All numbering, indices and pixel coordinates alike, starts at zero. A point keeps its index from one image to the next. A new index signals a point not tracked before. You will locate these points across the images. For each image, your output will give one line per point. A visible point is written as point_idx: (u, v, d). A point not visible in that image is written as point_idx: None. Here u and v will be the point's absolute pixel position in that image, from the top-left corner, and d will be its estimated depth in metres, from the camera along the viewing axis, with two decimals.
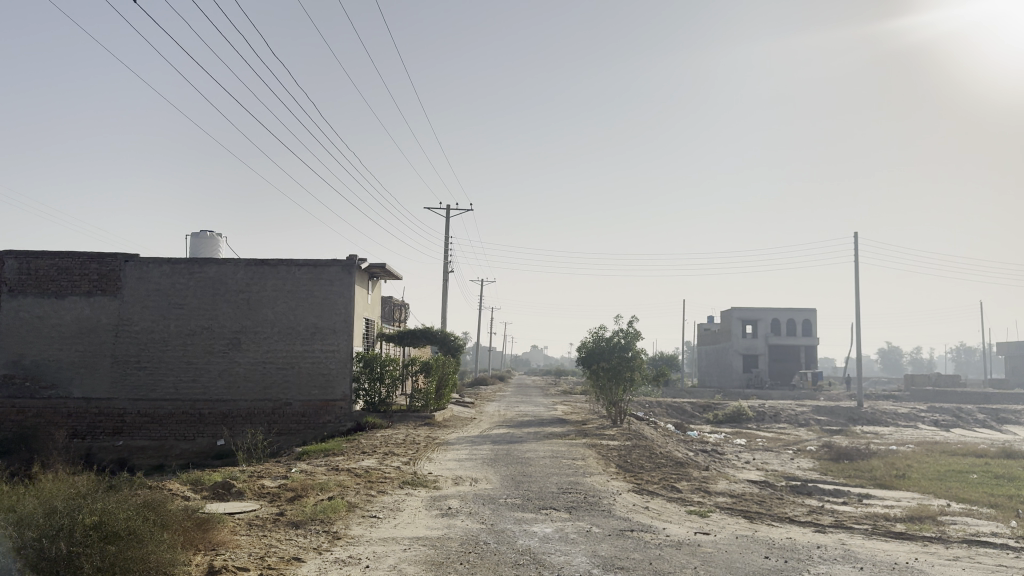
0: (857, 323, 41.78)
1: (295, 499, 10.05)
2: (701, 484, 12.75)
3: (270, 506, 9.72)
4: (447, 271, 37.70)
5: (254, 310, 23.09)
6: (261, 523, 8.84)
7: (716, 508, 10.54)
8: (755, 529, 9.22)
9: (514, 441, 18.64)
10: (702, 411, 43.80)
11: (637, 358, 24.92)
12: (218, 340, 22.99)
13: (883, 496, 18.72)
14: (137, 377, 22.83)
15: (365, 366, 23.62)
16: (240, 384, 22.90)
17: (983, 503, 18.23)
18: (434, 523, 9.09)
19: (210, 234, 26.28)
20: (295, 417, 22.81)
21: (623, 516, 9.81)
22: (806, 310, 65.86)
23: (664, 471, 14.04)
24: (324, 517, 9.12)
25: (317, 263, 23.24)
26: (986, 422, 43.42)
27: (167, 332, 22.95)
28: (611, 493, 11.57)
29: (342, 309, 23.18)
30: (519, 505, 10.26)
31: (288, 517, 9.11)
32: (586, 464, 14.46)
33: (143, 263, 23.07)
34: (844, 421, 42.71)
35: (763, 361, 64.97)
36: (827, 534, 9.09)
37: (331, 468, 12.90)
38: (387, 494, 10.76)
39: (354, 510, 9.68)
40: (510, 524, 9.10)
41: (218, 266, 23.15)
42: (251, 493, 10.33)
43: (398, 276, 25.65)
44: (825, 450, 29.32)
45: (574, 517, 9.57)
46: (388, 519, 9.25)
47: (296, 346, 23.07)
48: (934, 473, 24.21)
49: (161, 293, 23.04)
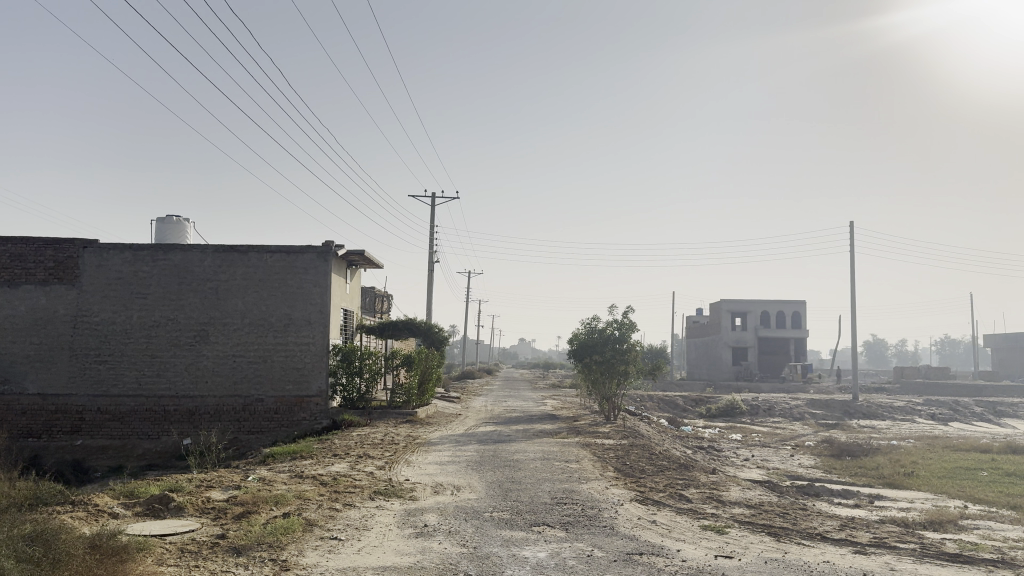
0: (853, 313, 40.50)
1: (243, 517, 8.57)
2: (712, 491, 11.36)
3: (212, 526, 8.26)
4: (432, 260, 36.12)
5: (222, 301, 21.52)
6: (196, 549, 7.37)
7: (734, 522, 9.11)
8: (785, 551, 7.81)
9: (502, 441, 17.17)
10: (694, 405, 42.55)
11: (631, 350, 23.54)
12: (184, 332, 21.42)
13: (896, 498, 17.44)
14: (97, 372, 21.24)
15: (342, 360, 21.98)
16: (207, 379, 21.35)
17: (1003, 504, 16.99)
18: (404, 547, 7.63)
19: (176, 219, 24.67)
20: (266, 414, 21.30)
21: (628, 535, 8.39)
22: (796, 302, 64.73)
23: (668, 476, 12.61)
24: (273, 541, 7.63)
25: (290, 250, 21.67)
26: (984, 415, 42.38)
27: (129, 324, 21.37)
28: (611, 503, 10.14)
29: (318, 299, 21.65)
30: (507, 522, 8.81)
31: (230, 541, 7.64)
32: (581, 468, 13.01)
33: (102, 249, 21.40)
34: (839, 415, 41.59)
35: (752, 353, 63.85)
36: (870, 556, 7.69)
37: (294, 475, 11.45)
38: (353, 509, 9.28)
39: (311, 530, 8.22)
40: (496, 548, 7.66)
41: (184, 253, 21.56)
42: (193, 509, 8.84)
43: (377, 264, 24.14)
44: (824, 445, 28.13)
45: (570, 537, 8.15)
46: (351, 542, 7.78)
47: (267, 339, 21.52)
48: (942, 470, 22.95)
49: (122, 282, 21.41)
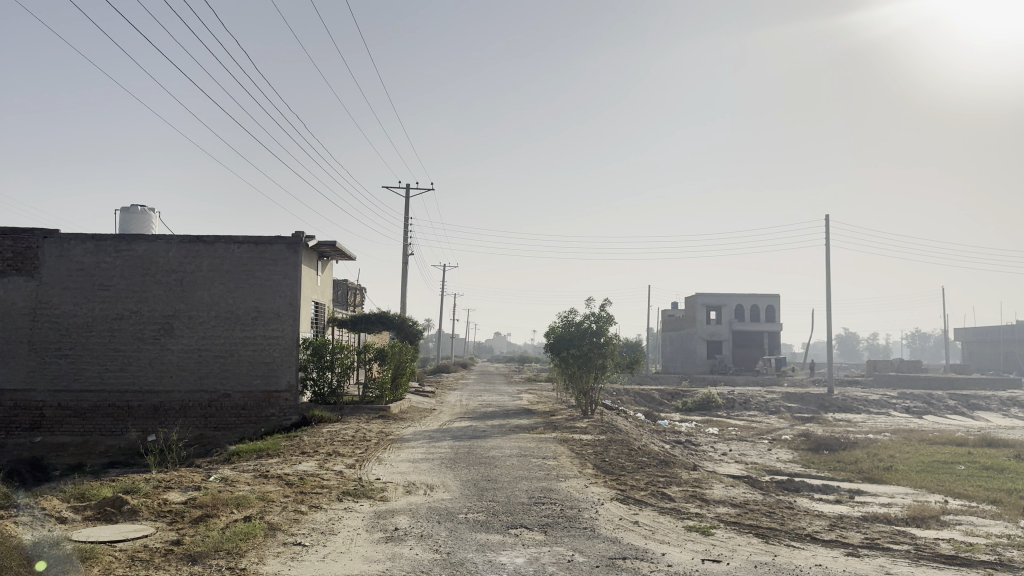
0: (828, 306, 40.53)
1: (201, 520, 8.03)
2: (694, 489, 10.98)
3: (167, 530, 7.71)
4: (406, 253, 35.50)
5: (188, 293, 20.83)
6: (147, 557, 6.81)
7: (719, 523, 8.71)
8: (775, 554, 7.44)
9: (477, 437, 16.69)
10: (670, 399, 42.38)
11: (609, 344, 23.17)
12: (148, 325, 20.69)
13: (876, 493, 17.24)
14: (57, 366, 20.46)
15: (312, 354, 21.27)
16: (173, 374, 20.64)
17: (984, 499, 16.85)
18: (373, 553, 7.14)
19: (140, 209, 23.87)
20: (234, 410, 20.65)
21: (610, 537, 7.96)
22: (770, 296, 64.90)
23: (649, 473, 12.23)
24: (232, 548, 7.09)
25: (259, 240, 20.99)
26: (957, 409, 42.67)
27: (91, 317, 20.59)
28: (591, 503, 9.72)
29: (287, 291, 21.01)
30: (482, 524, 8.36)
31: (185, 547, 7.08)
32: (559, 466, 12.59)
33: (62, 239, 20.61)
34: (814, 408, 41.62)
35: (727, 347, 63.97)
36: (863, 559, 7.32)
37: (259, 475, 10.90)
38: (320, 512, 8.77)
39: (274, 535, 7.71)
40: (471, 554, 7.19)
41: (148, 243, 20.81)
42: (147, 513, 8.25)
43: (350, 255, 23.55)
44: (801, 439, 27.99)
45: (549, 541, 7.71)
46: (316, 548, 7.28)
47: (235, 332, 20.85)
48: (920, 464, 22.86)
49: (84, 273, 20.62)
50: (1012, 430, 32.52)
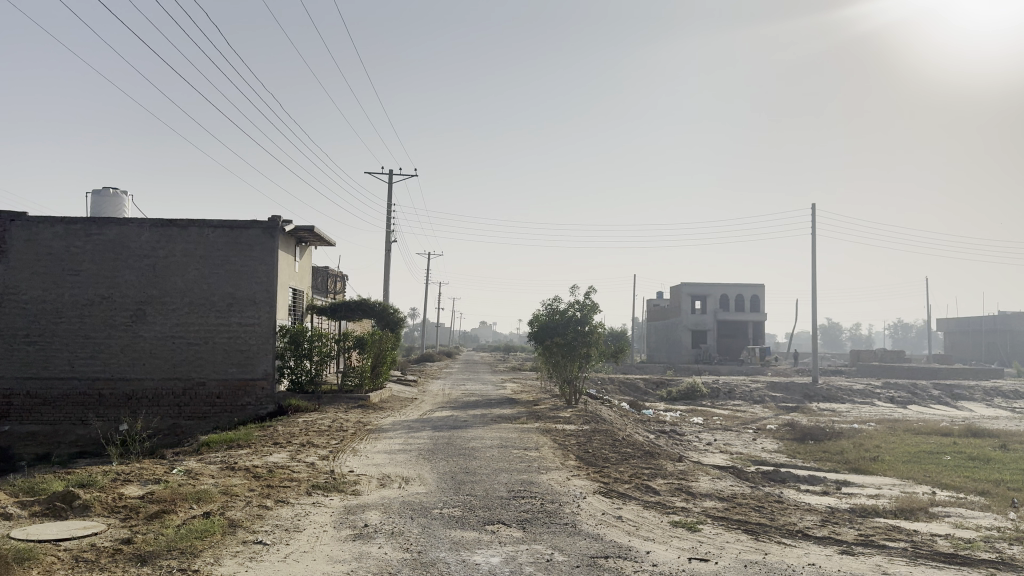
0: (813, 296, 40.26)
1: (157, 517, 7.53)
2: (680, 481, 10.56)
3: (119, 528, 7.21)
4: (388, 240, 34.89)
5: (161, 278, 20.21)
6: (92, 558, 6.30)
7: (707, 518, 8.30)
8: (766, 552, 7.03)
9: (457, 427, 16.22)
10: (655, 388, 42.14)
11: (593, 332, 22.74)
12: (120, 312, 20.06)
13: (864, 485, 16.95)
14: (26, 353, 19.82)
15: (289, 343, 20.74)
16: (145, 361, 20.04)
17: (972, 490, 16.58)
18: (339, 553, 6.67)
19: (112, 191, 23.18)
20: (208, 399, 20.11)
21: (592, 535, 7.53)
22: (755, 286, 64.78)
23: (633, 465, 11.82)
24: (186, 547, 6.60)
25: (234, 225, 20.38)
26: (941, 399, 42.69)
27: (60, 303, 19.93)
28: (573, 497, 9.29)
29: (263, 277, 20.43)
30: (457, 520, 7.91)
31: (135, 547, 6.57)
32: (541, 457, 12.15)
33: (31, 222, 19.92)
34: (799, 397, 41.48)
35: (712, 336, 63.83)
36: (859, 558, 6.93)
37: (225, 468, 10.40)
38: (286, 507, 8.29)
39: (234, 533, 7.21)
40: (443, 553, 6.73)
41: (119, 227, 20.14)
42: (100, 509, 7.73)
43: (328, 240, 22.96)
44: (787, 429, 27.76)
45: (528, 538, 7.27)
46: (277, 548, 6.80)
47: (210, 319, 20.26)
48: (906, 454, 22.64)
49: (53, 258, 19.94)
50: (995, 420, 32.49)
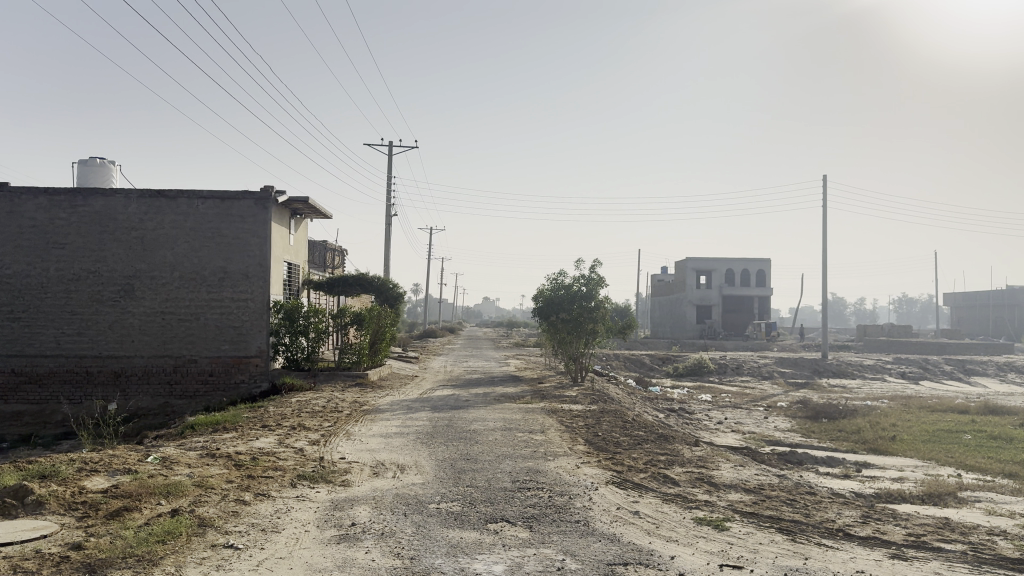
0: (822, 271, 39.23)
1: (118, 515, 6.68)
2: (699, 470, 9.71)
3: (74, 528, 6.38)
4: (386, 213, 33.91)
5: (150, 252, 19.31)
6: (34, 568, 5.45)
7: (734, 514, 7.43)
8: (806, 556, 6.18)
9: (458, 407, 15.36)
10: (660, 363, 41.43)
11: (600, 308, 21.83)
12: (108, 287, 19.18)
13: (885, 467, 16.15)
14: (10, 331, 19.03)
15: (285, 318, 19.67)
16: (135, 338, 19.21)
17: (999, 471, 15.78)
18: (320, 559, 5.85)
19: (99, 161, 22.22)
20: (201, 377, 19.35)
21: (608, 535, 6.66)
22: (761, 261, 63.64)
23: (647, 450, 10.98)
24: (144, 555, 5.74)
25: (225, 196, 19.41)
26: (953, 374, 41.93)
27: (45, 278, 19.06)
28: (586, 488, 8.43)
29: (256, 250, 19.52)
30: (456, 517, 7.06)
31: (86, 554, 5.73)
32: (547, 442, 11.31)
33: (13, 194, 18.99)
34: (808, 373, 40.73)
35: (717, 311, 63.07)
36: (913, 564, 6.08)
37: (205, 455, 9.57)
38: (266, 502, 7.44)
39: (203, 535, 6.35)
40: (439, 560, 5.88)
41: (105, 198, 19.20)
42: (57, 505, 6.90)
43: (324, 212, 22.03)
44: (798, 406, 26.99)
45: (536, 540, 6.41)
46: (250, 553, 5.95)
47: (201, 294, 19.39)
48: (924, 433, 21.83)
49: (37, 230, 19.05)
50: (1011, 397, 31.64)
